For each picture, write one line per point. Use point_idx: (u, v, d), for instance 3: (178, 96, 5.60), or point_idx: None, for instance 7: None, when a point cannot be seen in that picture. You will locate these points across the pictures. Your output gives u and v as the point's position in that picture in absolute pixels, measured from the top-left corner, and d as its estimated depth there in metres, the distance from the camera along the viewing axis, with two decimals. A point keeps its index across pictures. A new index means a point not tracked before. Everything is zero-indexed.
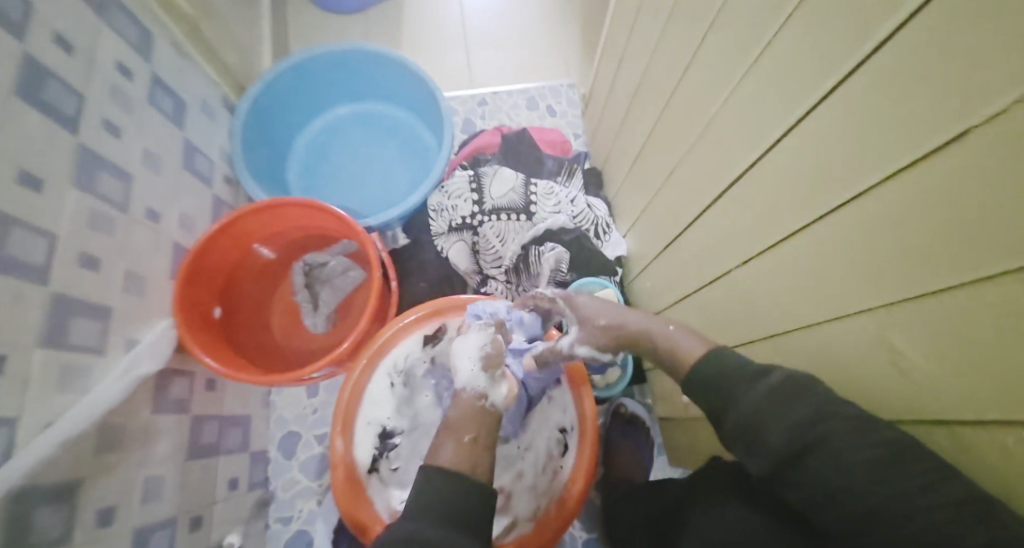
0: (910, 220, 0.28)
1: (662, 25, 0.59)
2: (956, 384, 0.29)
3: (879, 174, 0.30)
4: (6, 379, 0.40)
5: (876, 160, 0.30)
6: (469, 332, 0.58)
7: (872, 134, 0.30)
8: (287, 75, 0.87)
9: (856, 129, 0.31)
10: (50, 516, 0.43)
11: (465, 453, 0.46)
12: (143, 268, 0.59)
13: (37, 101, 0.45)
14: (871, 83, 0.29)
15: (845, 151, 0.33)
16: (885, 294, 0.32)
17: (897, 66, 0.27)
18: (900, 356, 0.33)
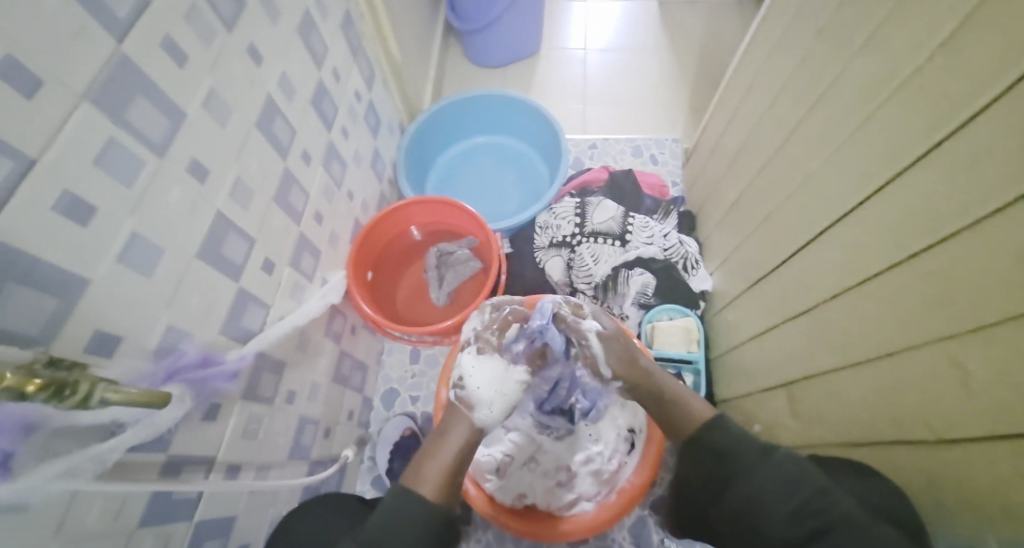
0: (962, 261, 0.39)
1: (774, 96, 0.73)
2: (976, 402, 0.39)
3: (957, 217, 0.39)
4: (273, 278, 0.61)
5: (955, 206, 0.40)
6: (495, 359, 0.58)
7: (951, 186, 0.40)
8: (447, 108, 1.13)
9: (939, 185, 0.41)
10: (269, 380, 0.62)
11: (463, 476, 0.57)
12: (340, 231, 0.82)
13: (320, 108, 0.70)
14: (952, 155, 0.40)
15: (931, 202, 0.43)
16: (955, 319, 0.40)
17: (962, 144, 0.39)
18: (967, 374, 0.40)
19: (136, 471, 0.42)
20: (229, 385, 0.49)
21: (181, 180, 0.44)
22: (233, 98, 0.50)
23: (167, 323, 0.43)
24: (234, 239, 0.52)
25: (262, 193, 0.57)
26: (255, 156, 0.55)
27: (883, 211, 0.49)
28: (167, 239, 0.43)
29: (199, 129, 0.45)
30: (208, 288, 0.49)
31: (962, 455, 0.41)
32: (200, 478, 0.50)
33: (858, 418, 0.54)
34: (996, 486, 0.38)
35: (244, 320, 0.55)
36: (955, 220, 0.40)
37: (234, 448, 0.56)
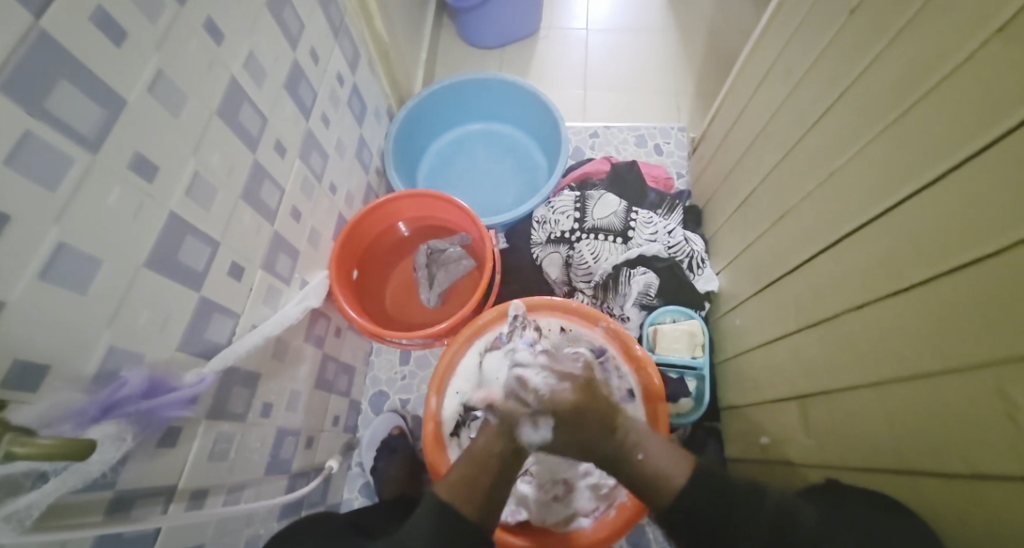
0: (1003, 282, 0.34)
1: (797, 84, 0.67)
2: (1005, 436, 0.35)
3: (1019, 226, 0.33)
4: (242, 284, 0.55)
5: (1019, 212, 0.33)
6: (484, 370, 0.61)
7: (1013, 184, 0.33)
8: (438, 93, 1.06)
9: (1000, 183, 0.35)
10: (240, 395, 0.57)
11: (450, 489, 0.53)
12: (320, 227, 0.76)
13: (295, 93, 0.63)
14: (1016, 146, 0.33)
15: (988, 199, 0.36)
16: (1009, 348, 0.34)
17: (1009, 150, 0.34)
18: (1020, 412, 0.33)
19: (75, 516, 0.36)
20: (186, 410, 0.43)
21: (123, 178, 0.37)
22: (187, 82, 0.43)
23: (109, 344, 0.37)
24: (193, 245, 0.46)
25: (228, 192, 0.50)
26: (217, 149, 0.48)
27: (917, 219, 0.44)
28: (106, 249, 0.36)
29: (144, 119, 0.39)
30: (161, 302, 0.43)
31: (985, 490, 0.37)
32: (157, 512, 0.45)
33: (874, 444, 0.50)
34: (1014, 522, 0.34)
35: (208, 333, 0.50)
36: (1019, 226, 0.33)
37: (199, 474, 0.51)
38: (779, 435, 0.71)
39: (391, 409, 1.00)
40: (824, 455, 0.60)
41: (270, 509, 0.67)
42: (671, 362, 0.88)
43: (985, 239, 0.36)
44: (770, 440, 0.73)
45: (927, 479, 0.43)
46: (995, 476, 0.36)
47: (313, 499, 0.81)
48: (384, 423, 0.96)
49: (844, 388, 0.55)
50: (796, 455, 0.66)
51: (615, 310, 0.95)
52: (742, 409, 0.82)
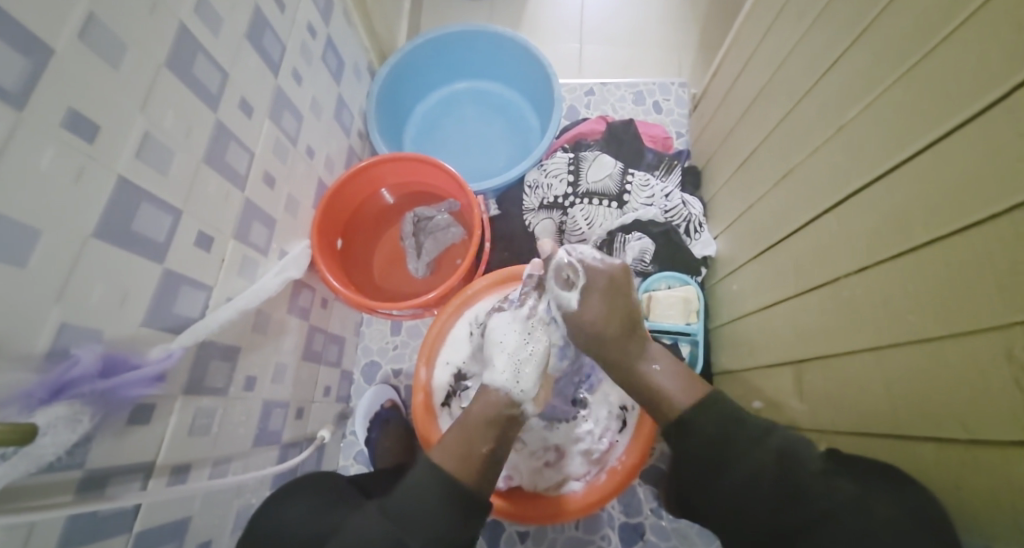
0: (1013, 246, 0.32)
1: (809, 28, 0.62)
2: (1007, 405, 0.33)
3: None
4: (212, 255, 0.52)
5: None
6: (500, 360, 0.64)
7: None
8: (422, 48, 0.99)
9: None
10: (219, 369, 0.55)
11: (463, 465, 0.54)
12: (298, 192, 0.72)
13: (260, 45, 0.58)
14: None
15: (1010, 151, 0.32)
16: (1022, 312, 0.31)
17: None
18: None
19: (39, 498, 0.35)
20: (153, 388, 0.42)
21: (57, 138, 0.33)
22: (125, 28, 0.38)
23: (60, 321, 0.35)
24: (151, 213, 0.43)
25: (186, 154, 0.47)
26: (169, 107, 0.44)
27: (928, 177, 0.40)
28: (45, 219, 0.33)
29: (75, 71, 0.34)
30: (117, 274, 0.40)
31: (983, 458, 0.36)
32: (136, 488, 0.44)
33: (866, 411, 0.49)
34: (1016, 488, 0.33)
35: (176, 307, 0.47)
36: None
37: (181, 448, 0.50)
38: (772, 401, 0.70)
39: (383, 379, 0.99)
40: (816, 423, 0.59)
41: (261, 479, 0.66)
42: (665, 329, 0.87)
43: (997, 198, 0.33)
44: (763, 404, 0.72)
45: (921, 442, 0.42)
46: (993, 442, 0.35)
47: (307, 467, 0.82)
48: (377, 394, 0.95)
49: (839, 355, 0.53)
50: (791, 420, 0.65)
51: None
52: (736, 374, 0.82)
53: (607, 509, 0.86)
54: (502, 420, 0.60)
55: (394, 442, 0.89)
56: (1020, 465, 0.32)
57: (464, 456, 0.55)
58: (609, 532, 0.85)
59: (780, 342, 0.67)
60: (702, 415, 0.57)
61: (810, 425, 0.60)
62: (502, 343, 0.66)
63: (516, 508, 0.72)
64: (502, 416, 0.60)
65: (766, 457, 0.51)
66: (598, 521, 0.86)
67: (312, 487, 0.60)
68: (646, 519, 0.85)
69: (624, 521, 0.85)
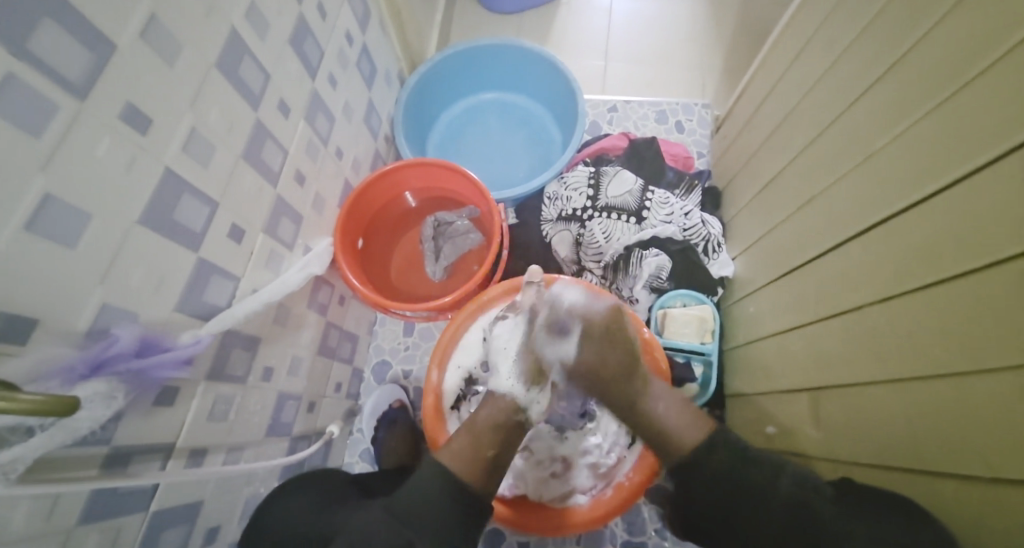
0: None
1: (839, 57, 0.62)
2: None
3: None
4: (242, 248, 0.54)
5: None
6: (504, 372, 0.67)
7: None
8: (452, 58, 1.02)
9: None
10: (240, 358, 0.56)
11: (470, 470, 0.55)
12: (325, 192, 0.74)
13: (300, 49, 0.60)
14: None
15: None
16: None
17: None
18: None
19: (68, 469, 0.36)
20: (181, 371, 0.43)
21: (113, 129, 0.35)
22: (182, 29, 0.41)
23: (101, 301, 0.36)
24: (191, 204, 0.45)
25: (226, 150, 0.49)
26: (215, 104, 0.46)
27: (958, 211, 0.41)
28: (96, 204, 0.35)
29: (134, 66, 0.37)
30: (156, 260, 0.41)
31: (1005, 498, 0.35)
32: (156, 468, 0.45)
33: (885, 441, 0.49)
34: None
35: (206, 295, 0.49)
36: None
37: (199, 433, 0.51)
38: (785, 426, 0.69)
39: (393, 379, 1.00)
40: (831, 452, 0.58)
41: (270, 469, 0.67)
42: (678, 346, 0.87)
43: None
44: (777, 430, 0.71)
45: (942, 479, 0.41)
46: (1016, 484, 0.34)
47: (314, 461, 0.83)
48: (387, 394, 0.96)
49: (859, 385, 0.53)
50: (804, 448, 0.64)
51: (624, 292, 0.93)
52: (750, 397, 0.81)
53: (610, 527, 0.86)
54: (508, 425, 0.61)
55: (400, 443, 0.89)
56: None
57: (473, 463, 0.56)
58: None
59: (797, 368, 0.66)
60: (718, 452, 0.55)
61: (825, 454, 0.59)
62: (505, 350, 0.70)
63: (519, 516, 0.73)
64: (507, 421, 0.61)
65: (784, 498, 0.50)
66: (600, 537, 0.85)
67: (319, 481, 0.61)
68: (649, 540, 0.84)
69: (626, 539, 0.85)
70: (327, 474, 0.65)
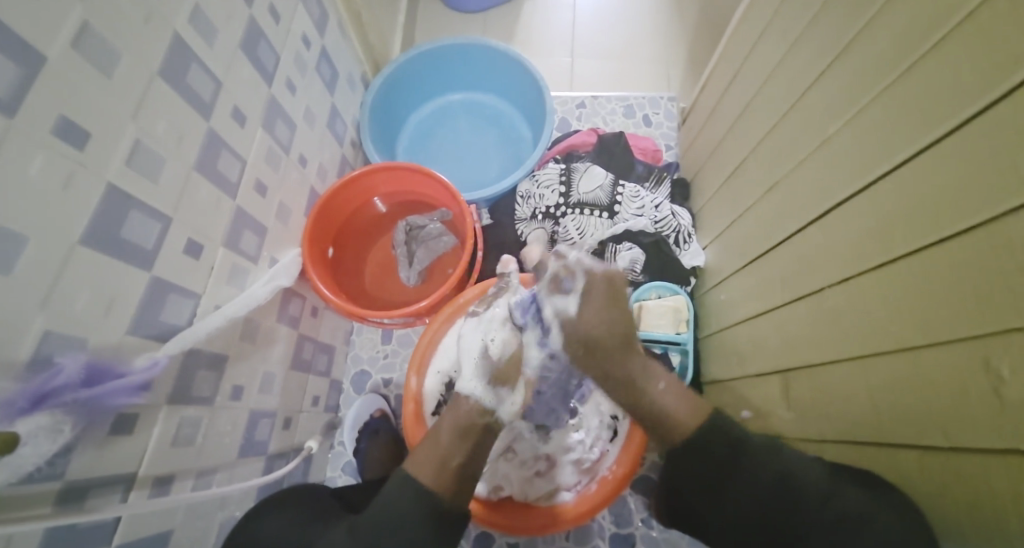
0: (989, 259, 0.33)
1: (792, 46, 0.64)
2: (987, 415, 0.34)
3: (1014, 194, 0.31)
4: (201, 263, 0.52)
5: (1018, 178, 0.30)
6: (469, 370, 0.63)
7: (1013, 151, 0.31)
8: (416, 59, 1.00)
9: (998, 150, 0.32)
10: (205, 378, 0.54)
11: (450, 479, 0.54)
12: (289, 200, 0.72)
13: (253, 53, 0.58)
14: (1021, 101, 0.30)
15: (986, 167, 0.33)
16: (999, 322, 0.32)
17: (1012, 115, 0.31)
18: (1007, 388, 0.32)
19: (15, 511, 0.34)
20: (138, 396, 0.41)
21: (47, 146, 0.33)
22: (119, 36, 0.38)
23: (44, 329, 0.34)
24: (140, 220, 0.43)
25: (177, 162, 0.47)
26: (161, 114, 0.44)
27: (909, 192, 0.42)
28: (30, 225, 0.33)
29: (67, 78, 0.34)
30: (103, 280, 0.39)
31: (963, 467, 0.36)
32: (117, 500, 0.43)
33: (849, 419, 0.50)
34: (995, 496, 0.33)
35: (163, 314, 0.47)
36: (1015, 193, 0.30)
37: (164, 459, 0.49)
38: (760, 411, 0.71)
39: (373, 388, 0.98)
40: (802, 432, 0.60)
41: (245, 490, 0.65)
42: (655, 338, 0.88)
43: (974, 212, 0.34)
44: (752, 414, 0.73)
45: (905, 452, 0.43)
46: (975, 453, 0.35)
47: (294, 478, 0.80)
48: (367, 403, 0.94)
49: (823, 365, 0.54)
50: (779, 430, 0.65)
51: None
52: (726, 384, 0.82)
53: (597, 521, 0.86)
54: (478, 428, 0.59)
55: (383, 453, 0.88)
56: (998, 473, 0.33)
57: (455, 470, 0.55)
58: (599, 543, 0.85)
59: (768, 353, 0.68)
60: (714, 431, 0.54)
61: (797, 434, 0.61)
62: (469, 349, 0.66)
63: (506, 519, 0.72)
64: (476, 423, 0.59)
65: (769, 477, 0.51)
66: (588, 533, 0.85)
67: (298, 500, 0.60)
68: (636, 531, 0.85)
69: (614, 531, 0.85)
70: (310, 486, 0.65)
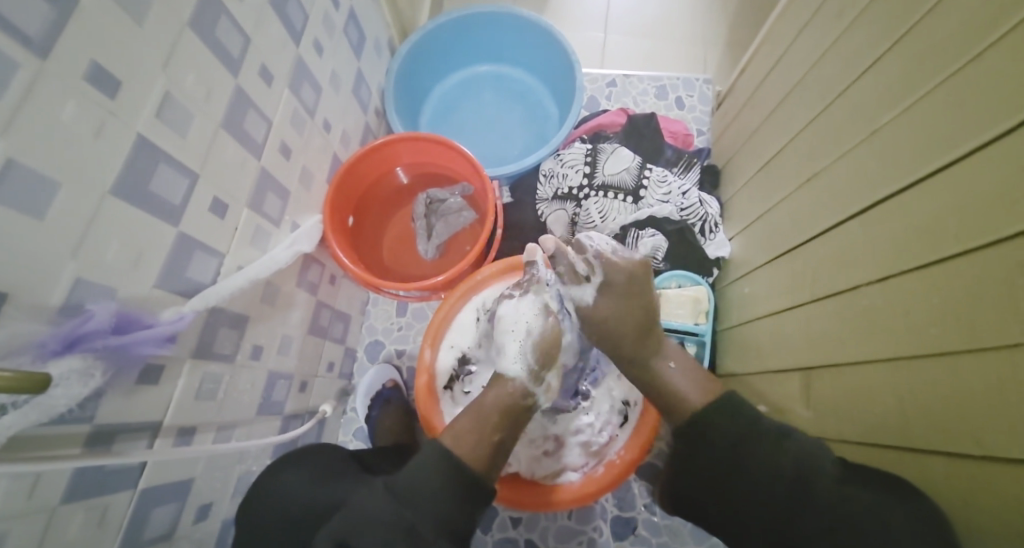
0: None
1: (846, 29, 0.60)
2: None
3: None
4: (226, 223, 0.52)
5: None
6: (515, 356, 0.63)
7: None
8: (445, 28, 0.98)
9: None
10: (227, 335, 0.55)
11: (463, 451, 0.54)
12: (313, 166, 0.72)
13: (283, 12, 0.57)
14: None
15: None
16: None
17: None
18: None
19: (47, 448, 0.35)
20: (164, 348, 0.42)
21: (80, 92, 0.33)
22: None
23: (74, 275, 0.35)
24: (168, 175, 0.43)
25: (205, 119, 0.46)
26: (191, 69, 0.44)
27: (961, 187, 0.39)
28: (62, 172, 0.33)
29: (100, 23, 0.34)
30: (133, 233, 0.40)
31: (995, 475, 0.35)
32: (142, 447, 0.45)
33: (878, 420, 0.48)
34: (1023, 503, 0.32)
35: (189, 271, 0.47)
36: None
37: (186, 412, 0.50)
38: (776, 406, 0.70)
39: (386, 359, 0.99)
40: (821, 429, 0.59)
41: (262, 447, 0.67)
42: (672, 327, 0.86)
43: None
44: (768, 409, 0.72)
45: (934, 458, 0.42)
46: (1006, 462, 0.34)
47: (307, 440, 0.82)
48: (380, 373, 0.96)
49: (853, 364, 0.52)
50: (796, 425, 0.64)
51: None
52: (742, 377, 0.81)
53: (601, 502, 0.87)
54: (519, 409, 0.61)
55: (394, 421, 0.89)
56: None
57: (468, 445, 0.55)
58: (601, 524, 0.86)
59: (791, 348, 0.66)
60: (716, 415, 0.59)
61: (815, 432, 0.60)
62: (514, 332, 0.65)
63: (512, 493, 0.73)
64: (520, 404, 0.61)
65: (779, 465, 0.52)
66: (591, 512, 0.86)
67: (316, 457, 0.61)
68: (639, 514, 0.86)
69: (617, 514, 0.86)
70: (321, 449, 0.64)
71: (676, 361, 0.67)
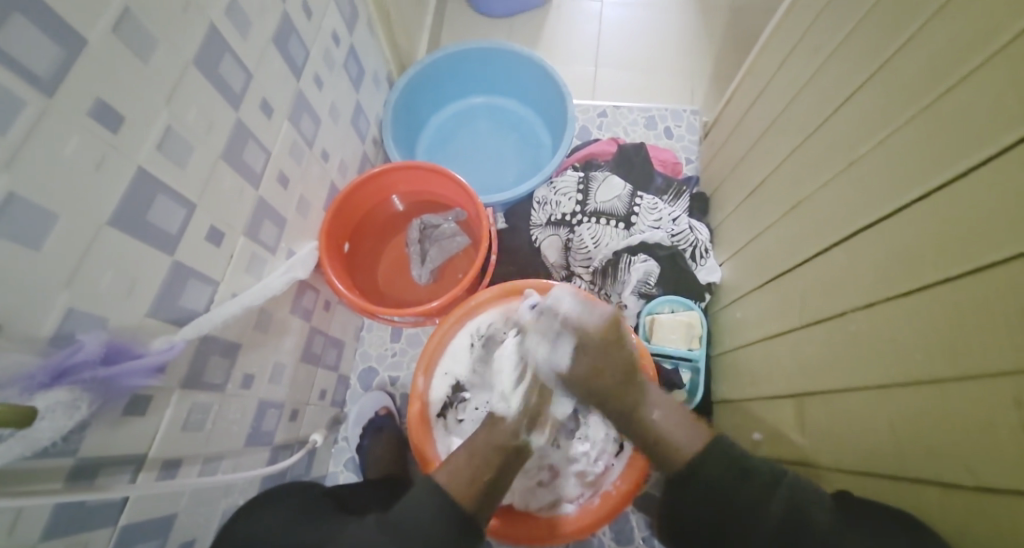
0: None
1: (823, 65, 0.63)
2: (1014, 453, 0.32)
3: None
4: (222, 250, 0.52)
5: None
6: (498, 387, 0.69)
7: None
8: (442, 62, 1.01)
9: None
10: (218, 364, 0.55)
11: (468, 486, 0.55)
12: (310, 193, 0.73)
13: (285, 49, 0.59)
14: None
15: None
16: None
17: None
18: None
19: (31, 482, 0.34)
20: (153, 378, 0.42)
21: (84, 126, 0.34)
22: (159, 24, 0.39)
23: (68, 305, 0.35)
24: (166, 204, 0.43)
25: (204, 150, 0.47)
26: (193, 102, 0.45)
27: (939, 216, 0.40)
28: (63, 202, 0.33)
29: (107, 61, 0.35)
30: (127, 263, 0.40)
31: (989, 506, 0.35)
32: (125, 481, 0.43)
33: (869, 447, 0.48)
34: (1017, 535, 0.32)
35: (182, 299, 0.47)
36: None
37: (173, 443, 0.49)
38: (771, 432, 0.69)
39: (380, 386, 0.98)
40: (818, 456, 0.58)
41: (250, 480, 0.65)
42: (666, 352, 0.87)
43: (1012, 241, 0.33)
44: (763, 436, 0.71)
45: (926, 488, 0.41)
46: (1000, 493, 0.33)
47: (297, 471, 0.80)
48: (373, 401, 0.95)
49: (844, 390, 0.52)
50: (791, 452, 0.64)
51: (613, 297, 0.92)
52: (737, 403, 0.80)
53: (598, 535, 0.85)
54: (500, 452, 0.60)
55: (386, 451, 0.88)
56: (1021, 513, 0.32)
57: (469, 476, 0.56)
58: None
59: (784, 374, 0.66)
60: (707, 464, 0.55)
61: (810, 459, 0.59)
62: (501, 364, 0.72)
63: (508, 528, 0.71)
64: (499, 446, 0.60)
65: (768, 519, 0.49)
66: (588, 546, 0.84)
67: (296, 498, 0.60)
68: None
69: None
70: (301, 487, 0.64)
71: (662, 408, 0.64)
